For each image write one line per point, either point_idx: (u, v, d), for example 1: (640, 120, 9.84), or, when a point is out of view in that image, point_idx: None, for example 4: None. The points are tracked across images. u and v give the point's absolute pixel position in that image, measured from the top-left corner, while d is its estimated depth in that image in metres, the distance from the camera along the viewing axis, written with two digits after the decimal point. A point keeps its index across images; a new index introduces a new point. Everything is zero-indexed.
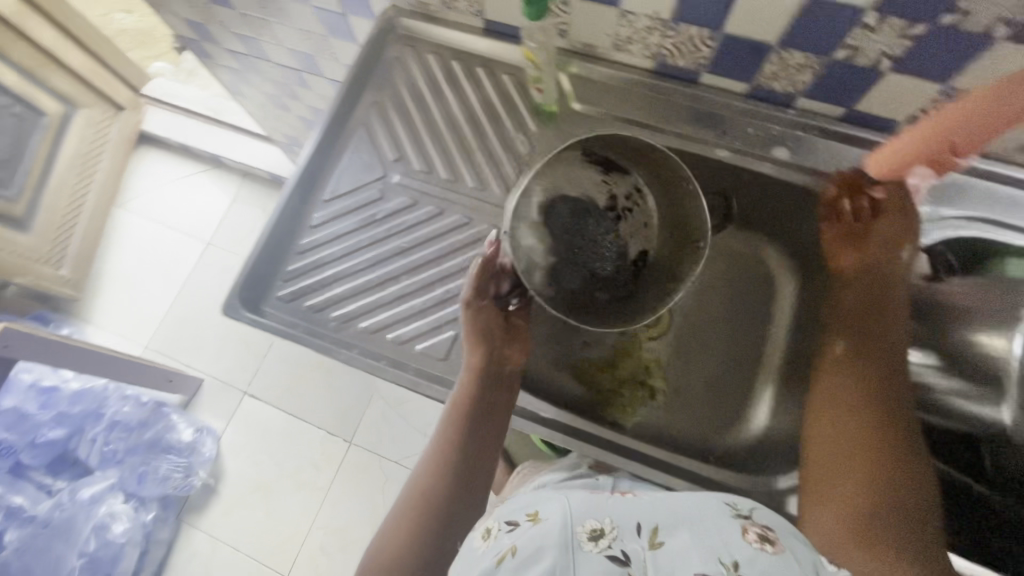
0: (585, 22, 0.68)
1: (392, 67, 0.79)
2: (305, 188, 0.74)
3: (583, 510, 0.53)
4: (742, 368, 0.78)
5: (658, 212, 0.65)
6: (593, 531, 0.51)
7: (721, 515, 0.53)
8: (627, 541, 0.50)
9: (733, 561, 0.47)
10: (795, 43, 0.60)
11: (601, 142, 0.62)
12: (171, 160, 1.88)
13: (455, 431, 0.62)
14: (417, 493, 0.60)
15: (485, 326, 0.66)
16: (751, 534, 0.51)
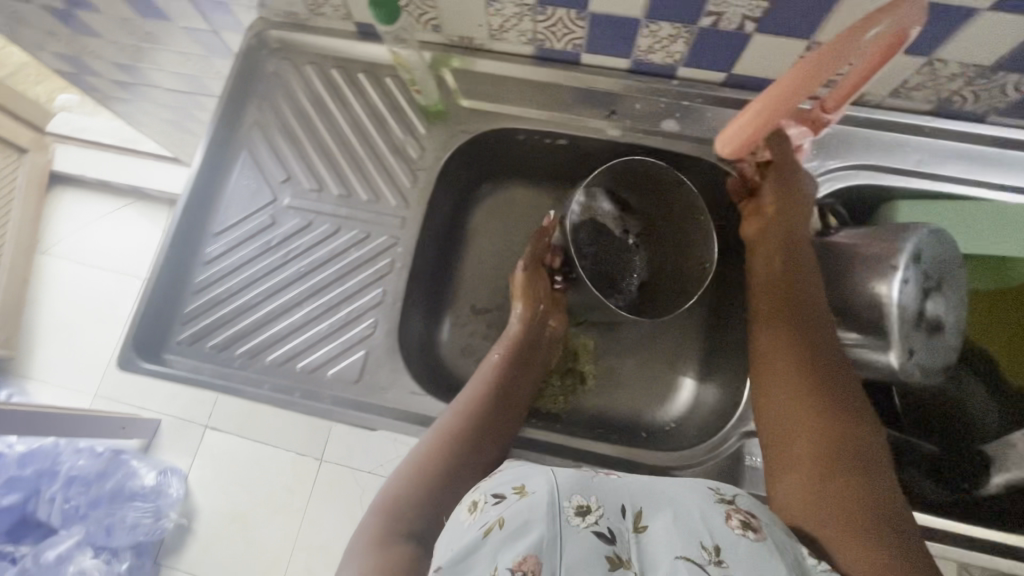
0: (454, 15, 0.66)
1: (270, 84, 0.76)
2: (193, 224, 0.71)
3: (573, 478, 0.46)
4: (665, 341, 0.80)
5: (664, 240, 0.75)
6: (580, 506, 0.44)
7: (700, 496, 0.47)
8: (614, 520, 0.44)
9: (714, 548, 0.43)
10: (660, 14, 0.59)
11: (622, 182, 0.72)
12: (87, 197, 1.76)
13: (481, 400, 0.63)
14: (439, 441, 0.59)
15: (537, 287, 0.74)
16: (735, 519, 0.45)
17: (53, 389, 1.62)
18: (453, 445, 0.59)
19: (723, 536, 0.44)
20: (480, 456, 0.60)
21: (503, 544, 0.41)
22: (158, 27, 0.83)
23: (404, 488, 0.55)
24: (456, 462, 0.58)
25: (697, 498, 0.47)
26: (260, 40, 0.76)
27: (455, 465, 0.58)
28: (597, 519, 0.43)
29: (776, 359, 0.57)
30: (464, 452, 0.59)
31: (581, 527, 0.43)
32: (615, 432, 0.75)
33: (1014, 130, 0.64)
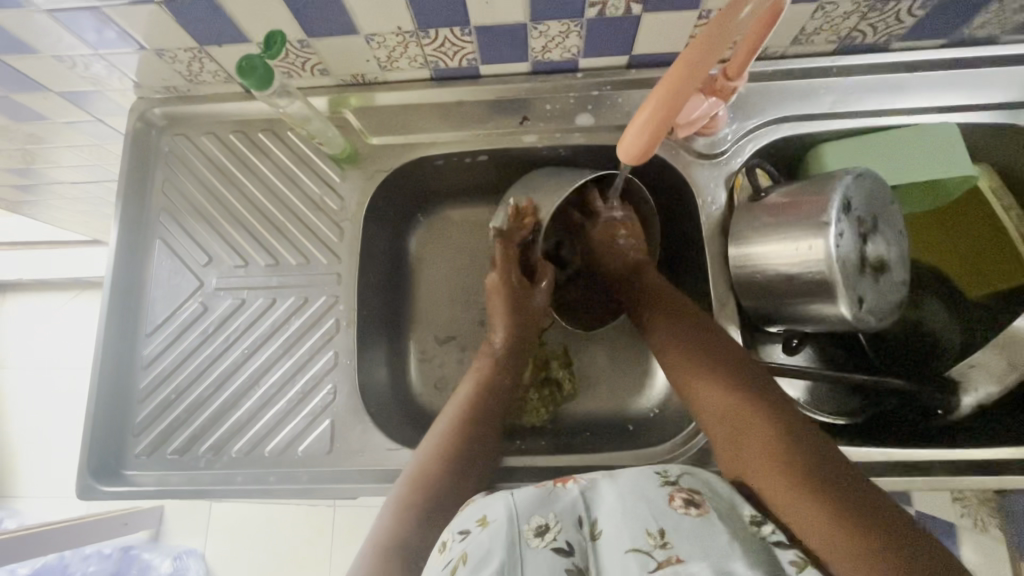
0: (337, 56, 0.63)
1: (168, 163, 0.72)
2: (122, 331, 0.67)
3: (531, 496, 0.46)
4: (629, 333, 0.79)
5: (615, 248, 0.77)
6: (539, 525, 0.44)
7: (644, 483, 0.46)
8: (571, 532, 0.44)
9: (659, 532, 0.42)
10: (544, 15, 0.57)
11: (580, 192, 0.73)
12: (25, 299, 1.67)
13: (456, 431, 0.60)
14: (417, 475, 0.57)
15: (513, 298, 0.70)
16: (678, 500, 0.45)
17: (46, 503, 1.56)
18: (437, 475, 0.57)
19: (666, 518, 0.43)
20: (465, 482, 0.58)
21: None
22: (39, 128, 0.78)
23: (392, 531, 0.53)
24: (439, 483, 0.56)
25: (641, 484, 0.46)
26: (145, 122, 0.71)
27: (442, 498, 0.56)
28: (555, 536, 0.44)
29: (683, 375, 0.58)
30: (449, 476, 0.57)
31: (541, 548, 0.43)
32: (601, 434, 0.74)
33: (918, 53, 0.64)
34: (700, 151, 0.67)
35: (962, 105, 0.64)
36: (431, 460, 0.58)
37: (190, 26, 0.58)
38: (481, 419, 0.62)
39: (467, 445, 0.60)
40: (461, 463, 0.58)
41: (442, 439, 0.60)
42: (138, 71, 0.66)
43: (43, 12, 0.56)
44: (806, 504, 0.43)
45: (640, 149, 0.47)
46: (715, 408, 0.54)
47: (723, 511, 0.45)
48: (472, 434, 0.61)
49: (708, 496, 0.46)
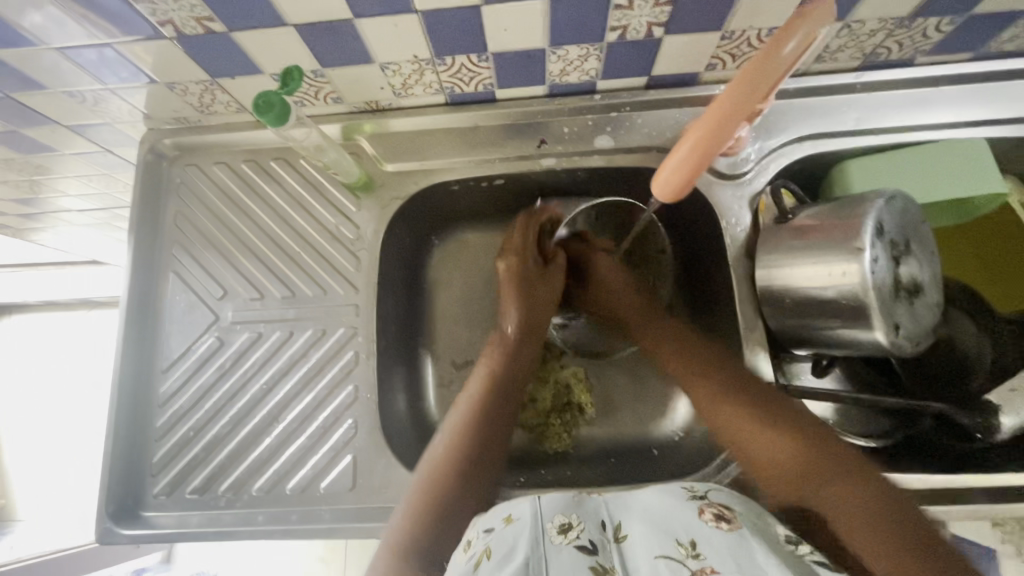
0: (351, 85, 0.62)
1: (180, 193, 0.71)
2: (138, 369, 0.66)
3: (559, 502, 0.46)
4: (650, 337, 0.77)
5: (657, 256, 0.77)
6: (562, 524, 0.43)
7: (674, 500, 0.46)
8: (594, 533, 0.43)
9: (690, 542, 0.41)
10: (564, 39, 0.56)
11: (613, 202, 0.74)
12: (30, 319, 1.63)
13: (466, 438, 0.60)
14: (430, 486, 0.56)
15: (528, 309, 0.70)
16: (708, 514, 0.44)
17: (58, 524, 1.55)
18: (449, 478, 0.56)
19: (697, 530, 0.42)
20: (468, 505, 0.56)
21: (494, 570, 0.40)
22: (47, 159, 0.77)
23: (401, 546, 0.52)
24: (451, 492, 0.56)
25: (670, 499, 0.46)
26: (155, 153, 0.70)
27: (448, 521, 0.54)
28: (578, 534, 0.43)
29: (712, 405, 0.60)
30: (455, 487, 0.56)
31: (565, 544, 0.42)
32: (626, 459, 0.73)
33: (944, 66, 0.62)
34: (722, 171, 0.65)
35: (992, 119, 0.62)
36: (433, 474, 0.57)
37: (202, 59, 0.56)
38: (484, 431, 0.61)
39: (468, 458, 0.58)
40: (468, 475, 0.57)
41: (448, 447, 0.59)
42: (147, 103, 0.65)
43: (52, 50, 0.55)
44: (873, 540, 0.45)
45: (673, 189, 0.47)
46: (745, 432, 0.56)
47: (755, 529, 0.43)
48: (479, 439, 0.60)
49: (741, 513, 0.45)
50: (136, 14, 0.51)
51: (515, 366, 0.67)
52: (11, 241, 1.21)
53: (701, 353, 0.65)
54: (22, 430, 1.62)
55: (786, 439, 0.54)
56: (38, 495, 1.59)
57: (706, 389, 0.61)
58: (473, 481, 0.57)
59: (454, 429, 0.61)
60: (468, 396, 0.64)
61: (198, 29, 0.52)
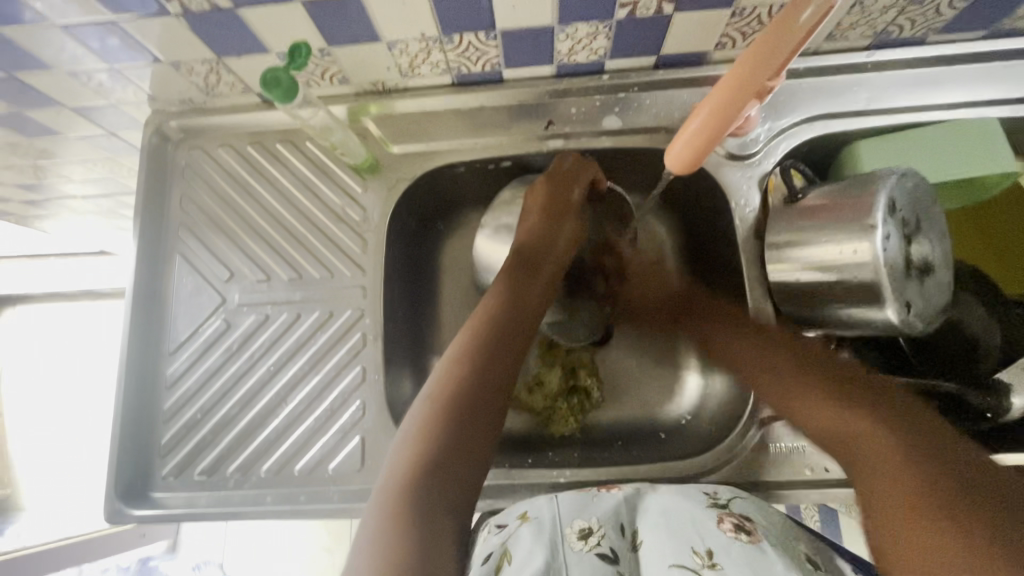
0: (357, 65, 0.61)
1: (186, 175, 0.70)
2: (145, 351, 0.66)
3: (576, 506, 0.48)
4: (658, 320, 0.78)
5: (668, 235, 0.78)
6: (583, 529, 0.45)
7: (693, 504, 0.47)
8: (614, 539, 0.45)
9: (707, 552, 0.41)
10: (573, 16, 0.55)
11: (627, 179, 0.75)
12: (33, 310, 1.63)
13: (456, 386, 0.52)
14: (417, 439, 0.49)
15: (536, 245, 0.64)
16: (727, 523, 0.44)
17: (63, 514, 1.56)
18: (440, 429, 0.49)
19: (715, 539, 0.42)
20: (475, 439, 0.50)
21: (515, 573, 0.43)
22: (51, 143, 0.77)
23: (397, 507, 0.45)
24: (442, 442, 0.49)
25: (688, 504, 0.47)
26: (160, 135, 0.70)
27: (452, 460, 0.48)
28: (598, 540, 0.45)
29: (779, 390, 0.57)
30: (445, 441, 0.49)
31: (585, 549, 0.44)
32: (632, 442, 0.73)
33: (956, 45, 0.62)
34: (731, 151, 0.65)
35: (1004, 98, 0.62)
36: (432, 410, 0.51)
37: (208, 38, 0.56)
38: (485, 368, 0.54)
39: (465, 404, 0.51)
40: (462, 426, 0.50)
41: (440, 396, 0.51)
42: (153, 84, 0.64)
43: (56, 28, 0.54)
44: (906, 509, 0.41)
45: (685, 163, 0.49)
46: (812, 411, 0.53)
47: (775, 542, 0.43)
48: (474, 384, 0.52)
49: (761, 525, 0.45)
50: None
51: (523, 305, 0.60)
52: (14, 230, 1.20)
53: (750, 327, 0.63)
54: (26, 420, 1.62)
55: (883, 436, 0.46)
56: (43, 485, 1.59)
57: (773, 362, 0.59)
58: (477, 418, 0.51)
59: (452, 362, 0.54)
60: (461, 339, 0.57)
61: (205, 5, 0.52)
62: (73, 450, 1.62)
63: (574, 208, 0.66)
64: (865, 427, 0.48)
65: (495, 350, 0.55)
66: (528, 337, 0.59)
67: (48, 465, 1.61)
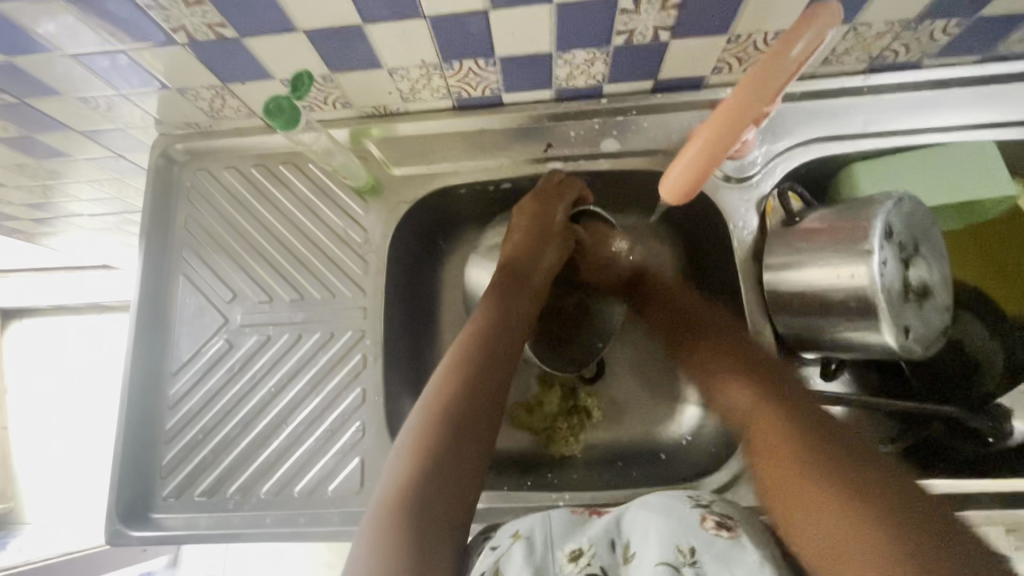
0: (359, 90, 0.62)
1: (191, 198, 0.71)
2: (148, 372, 0.66)
3: (565, 526, 0.49)
4: (661, 339, 0.77)
5: (667, 252, 0.78)
6: (573, 551, 0.46)
7: (677, 503, 0.47)
8: (604, 557, 0.46)
9: (690, 549, 0.43)
10: (571, 43, 0.56)
11: (627, 202, 0.76)
12: (39, 323, 1.64)
13: (451, 392, 0.53)
14: (414, 444, 0.50)
15: (517, 260, 0.67)
16: (710, 521, 0.45)
17: (66, 527, 1.57)
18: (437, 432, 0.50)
19: (698, 537, 0.44)
20: (471, 440, 0.51)
21: None
22: (60, 164, 0.78)
23: (389, 520, 0.45)
24: (439, 447, 0.49)
25: (673, 503, 0.48)
26: (166, 157, 0.71)
27: (447, 476, 0.48)
28: (589, 560, 0.46)
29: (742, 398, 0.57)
30: (442, 443, 0.50)
31: (575, 572, 0.45)
32: (632, 463, 0.72)
33: (953, 69, 0.62)
34: (729, 173, 0.65)
35: (1000, 122, 0.62)
36: (424, 426, 0.51)
37: (212, 65, 0.57)
38: (484, 370, 0.56)
39: (460, 408, 0.52)
40: (459, 428, 0.51)
41: (435, 403, 0.53)
42: (159, 109, 0.66)
43: (66, 56, 0.56)
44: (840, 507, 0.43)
45: (679, 193, 0.47)
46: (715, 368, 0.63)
47: (756, 537, 0.44)
48: (470, 389, 0.54)
49: (741, 521, 0.46)
50: (149, 21, 0.51)
51: (512, 315, 0.62)
52: (23, 246, 1.22)
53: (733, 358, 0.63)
54: (31, 433, 1.64)
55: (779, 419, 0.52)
56: (46, 497, 1.60)
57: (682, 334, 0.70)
58: (474, 423, 0.52)
59: (443, 377, 0.55)
60: (455, 345, 0.59)
61: (211, 35, 0.53)
62: (77, 463, 1.63)
63: (557, 228, 0.69)
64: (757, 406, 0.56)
65: (489, 358, 0.57)
66: (519, 345, 0.61)
67: (52, 476, 1.62)
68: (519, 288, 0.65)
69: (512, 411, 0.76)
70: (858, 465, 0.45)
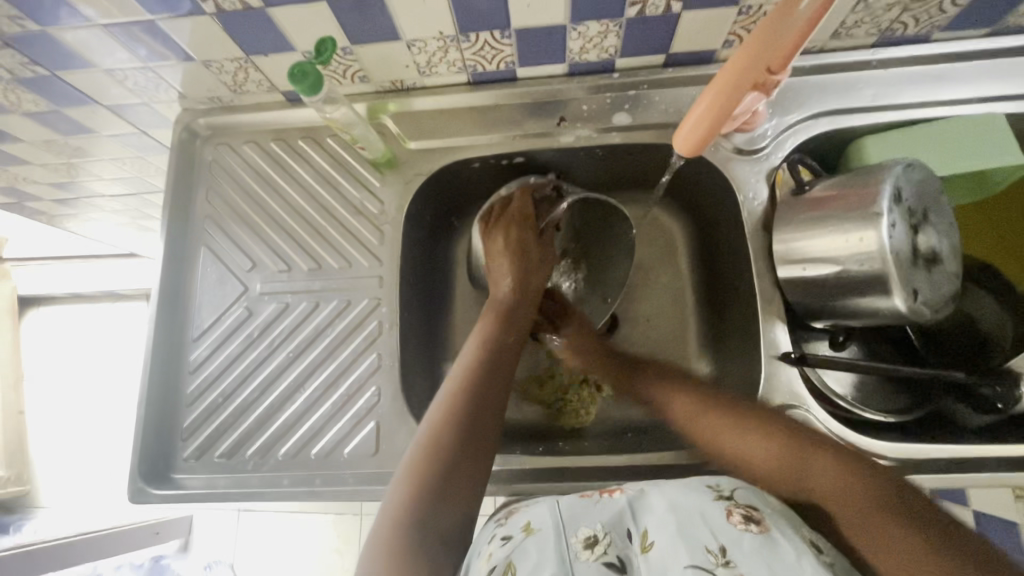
0: (377, 63, 0.64)
1: (213, 170, 0.73)
2: (170, 338, 0.68)
3: (582, 514, 0.49)
4: (668, 314, 0.79)
5: (678, 230, 0.80)
6: (588, 537, 0.46)
7: (701, 498, 0.47)
8: (621, 546, 0.46)
9: (720, 549, 0.42)
10: (585, 15, 0.57)
11: (638, 180, 0.77)
12: (58, 309, 1.68)
13: (445, 439, 0.52)
14: (407, 502, 0.49)
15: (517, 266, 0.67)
16: (736, 515, 0.45)
17: (80, 511, 1.59)
18: (429, 487, 0.50)
19: (727, 534, 0.43)
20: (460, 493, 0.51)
21: None
22: (85, 141, 0.81)
23: (406, 504, 0.49)
24: (427, 507, 0.49)
25: (696, 498, 0.47)
26: (190, 132, 0.73)
27: (460, 461, 0.52)
28: (605, 549, 0.45)
29: (686, 405, 0.59)
30: (433, 497, 0.49)
31: (591, 559, 0.44)
32: (642, 434, 0.73)
33: (962, 43, 0.63)
34: (739, 146, 0.66)
35: (1008, 94, 0.63)
36: (436, 420, 0.54)
37: (238, 36, 0.59)
38: (477, 415, 0.55)
39: (452, 459, 0.51)
40: (452, 477, 0.51)
41: (428, 457, 0.51)
42: (185, 83, 0.68)
43: (98, 27, 0.58)
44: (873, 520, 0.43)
45: (687, 149, 0.55)
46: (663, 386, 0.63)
47: (785, 528, 0.44)
48: (462, 435, 0.53)
49: (768, 514, 0.46)
50: None
51: (507, 350, 0.61)
52: (44, 229, 1.25)
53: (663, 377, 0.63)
54: (47, 418, 1.67)
55: (770, 441, 0.52)
56: (59, 482, 1.63)
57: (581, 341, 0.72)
58: (464, 471, 0.52)
59: (435, 427, 0.53)
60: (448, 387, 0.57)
61: (237, 5, 0.55)
62: (89, 449, 1.65)
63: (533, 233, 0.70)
64: (720, 421, 0.55)
65: (482, 401, 0.55)
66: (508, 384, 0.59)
67: (66, 461, 1.65)
68: (513, 325, 0.64)
69: (523, 384, 0.77)
70: (829, 457, 0.48)
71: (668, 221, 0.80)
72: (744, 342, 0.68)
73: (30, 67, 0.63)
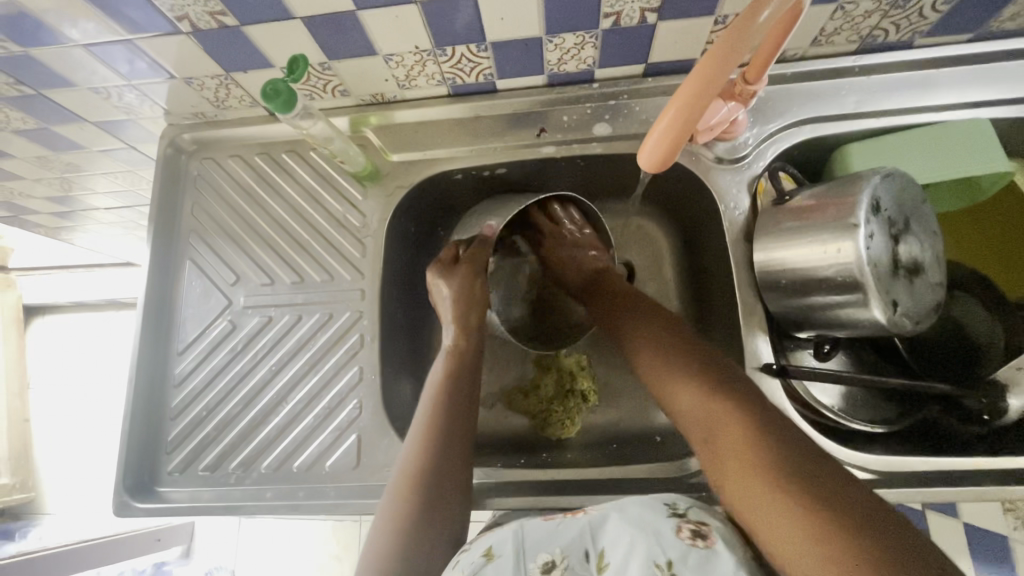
0: (356, 77, 0.64)
1: (198, 185, 0.74)
2: (156, 351, 0.69)
3: (542, 535, 0.47)
4: None
5: (663, 237, 0.79)
6: (546, 562, 0.45)
7: (654, 512, 0.47)
8: (577, 569, 0.45)
9: (668, 564, 0.42)
10: (560, 27, 0.57)
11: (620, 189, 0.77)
12: (61, 318, 1.69)
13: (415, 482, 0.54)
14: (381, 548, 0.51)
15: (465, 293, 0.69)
16: (685, 531, 0.45)
17: (84, 517, 1.61)
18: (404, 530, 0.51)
19: (674, 548, 0.43)
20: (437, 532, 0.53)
21: None
22: (76, 156, 0.82)
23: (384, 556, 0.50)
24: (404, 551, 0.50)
25: (648, 512, 0.47)
26: (175, 147, 0.74)
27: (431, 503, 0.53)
28: (561, 573, 0.45)
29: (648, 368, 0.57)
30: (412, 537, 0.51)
31: None
32: (628, 444, 0.73)
33: (946, 48, 0.62)
34: (721, 155, 0.66)
35: (992, 99, 0.62)
36: (413, 455, 0.56)
37: (216, 53, 0.60)
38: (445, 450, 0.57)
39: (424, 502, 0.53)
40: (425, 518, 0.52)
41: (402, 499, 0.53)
42: (168, 100, 0.68)
43: (78, 48, 0.58)
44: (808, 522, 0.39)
45: (652, 164, 0.53)
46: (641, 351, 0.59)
47: (730, 541, 0.45)
48: (432, 480, 0.54)
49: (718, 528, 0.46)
50: (153, 11, 0.54)
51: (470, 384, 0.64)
52: (44, 240, 1.26)
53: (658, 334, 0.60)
54: (50, 426, 1.68)
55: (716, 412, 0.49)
56: (63, 489, 1.65)
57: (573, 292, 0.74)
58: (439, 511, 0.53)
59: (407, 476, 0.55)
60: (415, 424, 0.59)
61: (212, 24, 0.55)
62: (93, 456, 1.66)
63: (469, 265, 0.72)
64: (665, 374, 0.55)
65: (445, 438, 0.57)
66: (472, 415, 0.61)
67: (69, 468, 1.66)
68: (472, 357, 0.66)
69: (508, 394, 0.77)
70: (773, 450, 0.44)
71: (652, 227, 0.80)
72: (729, 353, 0.68)
73: (16, 87, 0.64)
